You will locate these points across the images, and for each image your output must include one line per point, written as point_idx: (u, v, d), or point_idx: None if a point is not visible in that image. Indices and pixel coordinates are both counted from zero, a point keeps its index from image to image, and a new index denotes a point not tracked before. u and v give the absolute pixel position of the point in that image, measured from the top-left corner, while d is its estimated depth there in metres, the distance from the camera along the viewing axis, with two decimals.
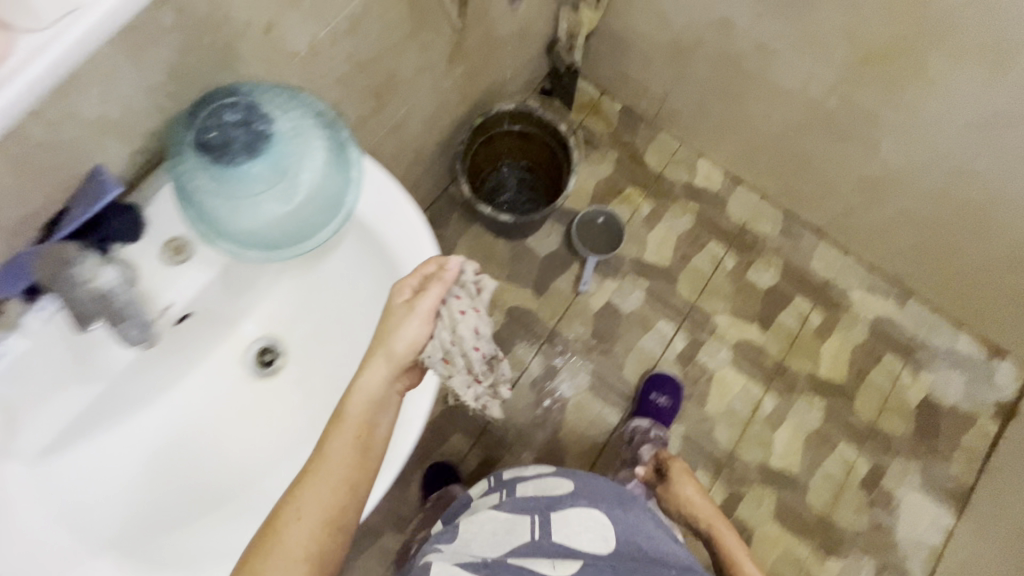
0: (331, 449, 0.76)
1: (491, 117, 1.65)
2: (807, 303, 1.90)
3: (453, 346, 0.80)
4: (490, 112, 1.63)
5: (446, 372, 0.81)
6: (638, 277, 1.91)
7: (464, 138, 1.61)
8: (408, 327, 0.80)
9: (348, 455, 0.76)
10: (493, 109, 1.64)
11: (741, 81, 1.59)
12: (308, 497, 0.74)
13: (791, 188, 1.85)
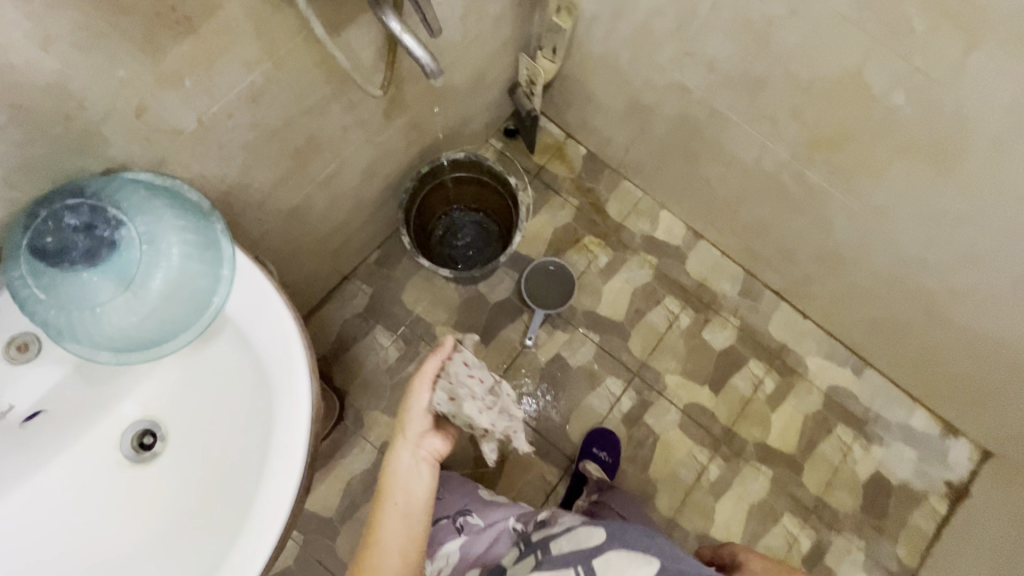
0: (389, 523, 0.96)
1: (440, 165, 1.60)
2: (761, 367, 1.86)
3: (454, 385, 1.02)
4: (438, 160, 1.58)
5: (455, 408, 1.00)
6: (590, 331, 1.86)
7: (409, 186, 1.56)
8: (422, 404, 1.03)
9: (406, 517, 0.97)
10: (442, 157, 1.59)
11: (698, 144, 1.54)
12: (381, 568, 0.93)
13: (751, 249, 1.80)
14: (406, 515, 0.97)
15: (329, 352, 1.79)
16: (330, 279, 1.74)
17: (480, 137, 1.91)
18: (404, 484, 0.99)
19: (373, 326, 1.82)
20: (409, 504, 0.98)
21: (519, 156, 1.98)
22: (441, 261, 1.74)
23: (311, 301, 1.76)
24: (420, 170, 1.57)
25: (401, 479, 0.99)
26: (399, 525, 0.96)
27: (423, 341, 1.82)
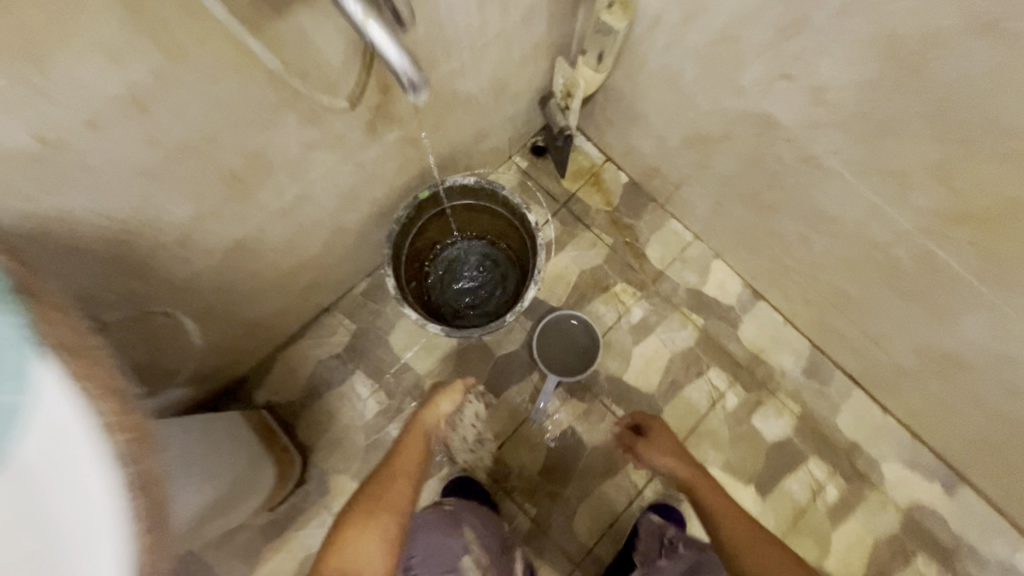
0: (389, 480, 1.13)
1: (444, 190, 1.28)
2: (823, 469, 1.49)
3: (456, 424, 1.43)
4: (442, 185, 1.27)
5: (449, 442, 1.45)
6: (612, 401, 1.52)
7: (403, 217, 1.25)
8: (446, 401, 1.27)
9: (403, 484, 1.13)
10: (447, 181, 1.27)
11: (773, 191, 1.19)
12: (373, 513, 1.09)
13: (824, 323, 1.44)
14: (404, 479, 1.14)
15: (298, 400, 1.50)
16: (305, 313, 1.46)
17: (501, 155, 1.60)
18: (411, 454, 1.18)
19: (352, 371, 1.52)
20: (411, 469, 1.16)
21: (547, 181, 1.66)
22: (440, 301, 1.43)
23: (282, 335, 1.48)
24: (418, 196, 1.25)
25: (410, 445, 1.20)
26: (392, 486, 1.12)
27: (409, 395, 1.51)
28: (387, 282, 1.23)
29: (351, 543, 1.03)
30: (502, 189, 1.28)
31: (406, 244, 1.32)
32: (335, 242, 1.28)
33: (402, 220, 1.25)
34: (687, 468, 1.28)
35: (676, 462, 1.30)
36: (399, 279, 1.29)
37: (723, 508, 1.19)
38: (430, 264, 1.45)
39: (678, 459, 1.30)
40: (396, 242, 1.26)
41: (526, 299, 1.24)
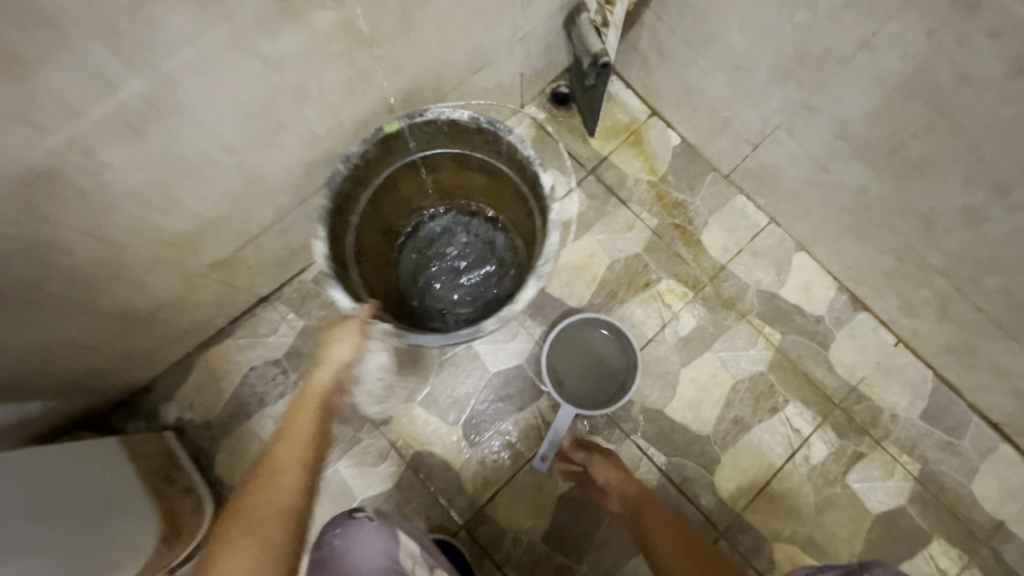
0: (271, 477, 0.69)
1: (423, 126, 0.87)
2: (949, 556, 1.04)
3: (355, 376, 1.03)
4: (420, 115, 0.85)
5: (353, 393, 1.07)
6: (649, 443, 1.09)
7: (358, 159, 0.84)
8: (346, 346, 0.80)
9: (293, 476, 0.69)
10: (428, 110, 0.85)
11: (930, 139, 0.76)
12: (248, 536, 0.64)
13: (966, 348, 0.99)
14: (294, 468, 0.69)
15: (219, 419, 1.11)
16: (232, 301, 1.06)
17: (510, 98, 1.18)
18: (298, 428, 0.74)
19: (295, 383, 1.12)
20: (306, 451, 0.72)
21: (570, 139, 1.24)
22: (412, 291, 1.04)
23: (201, 331, 1.09)
24: (384, 129, 0.85)
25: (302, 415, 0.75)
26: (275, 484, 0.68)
27: (369, 420, 1.11)
28: (315, 247, 0.82)
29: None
30: (508, 133, 0.85)
31: (361, 201, 0.91)
32: (257, 199, 0.87)
33: (353, 162, 0.84)
34: (625, 481, 0.98)
35: (616, 474, 0.99)
36: (340, 249, 0.87)
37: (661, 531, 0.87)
38: (406, 240, 1.05)
39: (616, 472, 0.99)
40: (340, 194, 0.85)
41: (521, 300, 0.81)
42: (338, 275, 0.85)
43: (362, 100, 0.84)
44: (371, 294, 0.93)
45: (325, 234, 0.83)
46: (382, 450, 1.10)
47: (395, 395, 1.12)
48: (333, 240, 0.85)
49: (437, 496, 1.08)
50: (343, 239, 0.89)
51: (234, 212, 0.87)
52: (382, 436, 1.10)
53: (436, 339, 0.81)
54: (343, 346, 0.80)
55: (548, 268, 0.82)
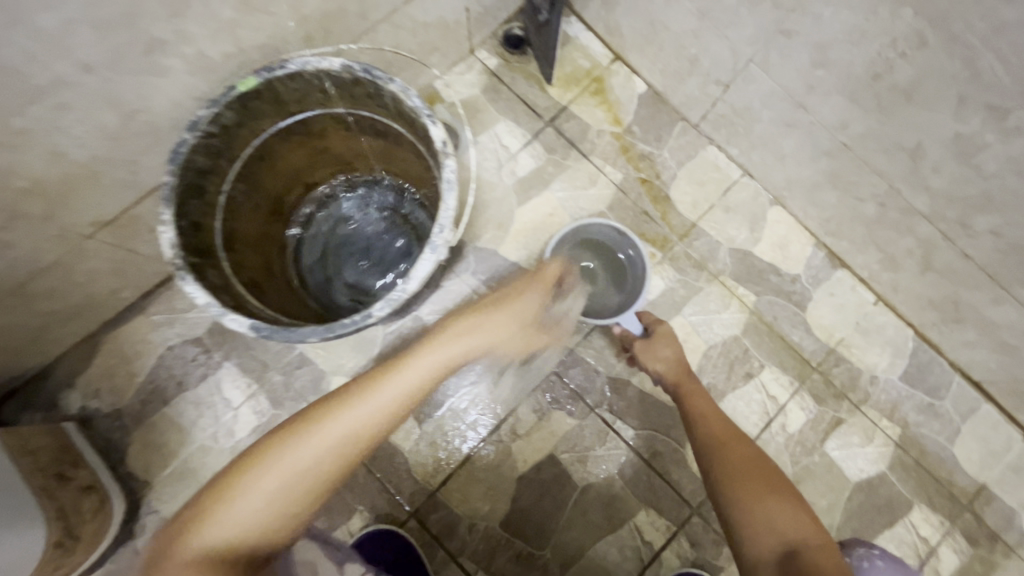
0: (321, 428, 0.66)
1: (287, 80, 0.72)
2: (931, 523, 0.99)
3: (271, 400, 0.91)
4: (280, 66, 0.70)
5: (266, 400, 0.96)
6: (615, 416, 1.00)
7: (213, 126, 0.70)
8: (491, 333, 0.80)
9: (342, 450, 0.66)
10: (290, 60, 0.70)
11: (919, 59, 0.67)
12: (233, 510, 0.63)
13: (949, 301, 0.93)
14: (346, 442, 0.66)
15: (131, 407, 0.98)
16: (136, 271, 0.92)
17: (456, 39, 1.05)
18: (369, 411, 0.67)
19: (218, 363, 0.99)
20: (380, 417, 0.67)
21: (526, 86, 1.11)
22: (315, 273, 0.95)
23: (104, 307, 0.94)
24: (236, 84, 0.69)
25: (408, 375, 0.70)
26: (310, 449, 0.66)
27: (305, 401, 0.99)
28: (160, 234, 0.66)
29: (235, 513, 0.63)
30: (387, 82, 0.71)
31: (228, 174, 0.77)
32: (146, 143, 0.73)
33: (201, 130, 0.69)
34: (683, 368, 0.86)
35: (674, 356, 0.87)
36: (202, 232, 0.73)
37: (723, 425, 0.78)
38: (307, 218, 0.94)
39: (679, 357, 0.87)
40: (192, 170, 0.70)
41: (415, 278, 0.67)
42: (195, 265, 0.70)
43: (266, 20, 0.70)
44: (257, 287, 0.81)
45: (173, 217, 0.67)
46: None
47: (333, 374, 1.00)
48: (189, 223, 0.71)
49: (383, 483, 0.97)
50: (212, 226, 0.76)
51: (115, 159, 0.73)
52: None
53: (314, 333, 0.65)
54: (500, 327, 0.80)
55: (446, 239, 0.68)
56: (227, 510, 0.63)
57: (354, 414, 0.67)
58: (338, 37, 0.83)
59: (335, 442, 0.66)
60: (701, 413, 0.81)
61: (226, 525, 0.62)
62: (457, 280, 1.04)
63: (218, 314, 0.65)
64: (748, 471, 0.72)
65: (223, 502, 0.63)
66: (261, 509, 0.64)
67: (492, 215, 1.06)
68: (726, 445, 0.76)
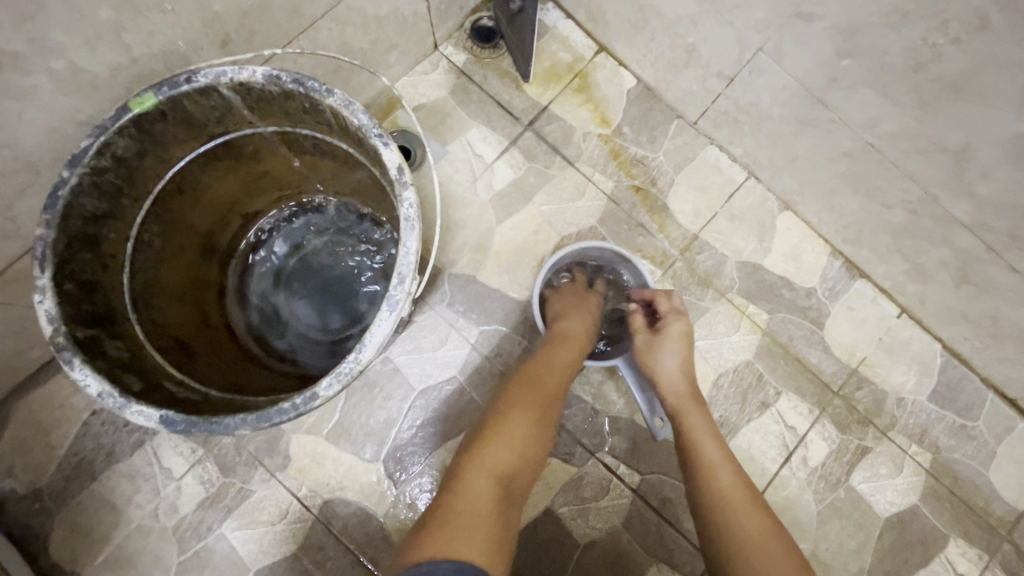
0: (545, 373, 0.73)
1: (197, 97, 0.57)
2: (968, 558, 0.89)
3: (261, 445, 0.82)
4: (185, 80, 0.55)
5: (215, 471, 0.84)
6: (619, 461, 0.88)
7: (102, 160, 0.55)
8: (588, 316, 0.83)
9: (553, 400, 0.71)
10: (199, 72, 0.56)
11: (974, 44, 0.56)
12: (501, 446, 0.63)
13: (986, 316, 0.82)
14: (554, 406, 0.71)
15: (52, 486, 0.82)
16: (43, 328, 0.76)
17: (416, 34, 0.90)
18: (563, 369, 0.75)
19: (156, 427, 0.85)
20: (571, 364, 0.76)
21: (499, 85, 0.97)
22: (265, 317, 0.79)
23: (8, 371, 0.79)
24: (129, 104, 0.54)
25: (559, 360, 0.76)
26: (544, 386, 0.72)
27: (260, 466, 0.85)
28: (37, 306, 0.52)
29: (500, 454, 0.63)
30: (325, 94, 0.56)
31: (135, 216, 0.62)
32: (20, 182, 0.59)
33: (87, 166, 0.54)
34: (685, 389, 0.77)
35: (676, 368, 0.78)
36: (99, 294, 0.59)
37: (724, 470, 0.69)
38: (252, 251, 0.79)
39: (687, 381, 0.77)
40: (78, 217, 0.56)
41: (370, 344, 0.53)
42: (88, 340, 0.55)
43: (160, 21, 0.55)
44: (183, 349, 0.67)
45: (53, 281, 0.53)
46: (281, 504, 0.84)
47: (292, 431, 0.86)
48: (79, 284, 0.56)
49: (357, 555, 0.84)
50: (115, 282, 0.61)
51: None
52: (280, 486, 0.85)
53: (245, 423, 0.52)
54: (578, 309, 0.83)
55: (407, 291, 0.55)
56: (490, 448, 0.63)
57: (552, 370, 0.74)
58: (266, 38, 0.68)
59: (550, 382, 0.72)
60: (708, 468, 0.69)
61: (493, 455, 0.63)
62: (432, 315, 0.90)
63: (119, 406, 0.52)
64: (752, 543, 0.62)
65: (488, 437, 0.64)
66: (522, 439, 0.65)
67: (469, 236, 0.93)
68: (726, 509, 0.65)
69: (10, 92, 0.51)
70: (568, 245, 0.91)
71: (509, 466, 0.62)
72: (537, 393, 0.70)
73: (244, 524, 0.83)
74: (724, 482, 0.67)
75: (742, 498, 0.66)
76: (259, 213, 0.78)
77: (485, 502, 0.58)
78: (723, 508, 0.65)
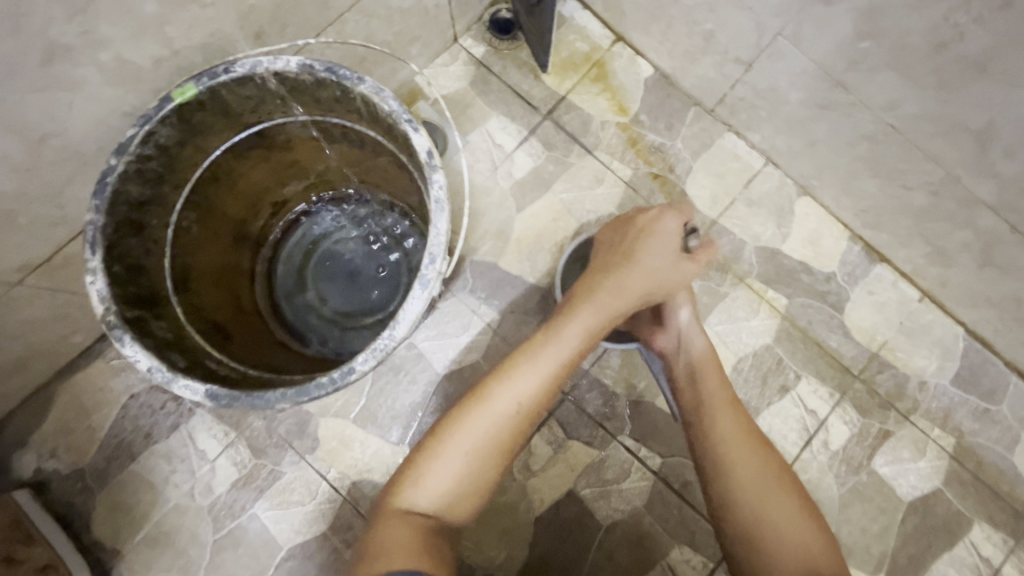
0: (495, 406, 0.65)
1: (234, 87, 0.60)
2: (993, 542, 0.89)
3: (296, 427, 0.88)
4: (223, 70, 0.58)
5: (248, 453, 0.87)
6: (640, 443, 0.90)
7: (146, 148, 0.58)
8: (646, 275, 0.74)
9: (502, 438, 0.64)
10: (237, 62, 0.58)
11: (999, 23, 0.56)
12: (434, 469, 0.62)
13: (1010, 298, 0.82)
14: (507, 419, 0.65)
15: (93, 466, 0.85)
16: (85, 314, 0.79)
17: (437, 26, 0.92)
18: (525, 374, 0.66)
19: (190, 410, 0.88)
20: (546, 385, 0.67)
21: (518, 76, 0.99)
22: (295, 303, 0.82)
23: (52, 356, 0.82)
24: (172, 95, 0.57)
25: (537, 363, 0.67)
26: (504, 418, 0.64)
27: (290, 448, 0.88)
28: (89, 286, 0.55)
29: (434, 478, 0.62)
30: (357, 82, 0.58)
31: (175, 203, 0.65)
32: (68, 171, 0.62)
33: (133, 153, 0.57)
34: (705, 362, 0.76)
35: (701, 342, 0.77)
36: (143, 276, 0.61)
37: (732, 428, 0.70)
38: (281, 239, 0.81)
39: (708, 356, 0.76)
40: (124, 203, 0.58)
41: (402, 322, 0.55)
42: (135, 320, 0.58)
43: (200, 14, 0.58)
44: (220, 332, 0.69)
45: (103, 263, 0.55)
46: (311, 485, 0.87)
47: (321, 415, 0.88)
48: (125, 267, 0.59)
49: None
50: (157, 266, 0.64)
51: (37, 193, 0.61)
52: (309, 468, 0.87)
53: (285, 397, 0.54)
54: (643, 268, 0.74)
55: (438, 271, 0.56)
56: (428, 470, 0.63)
57: (517, 382, 0.66)
58: (296, 30, 0.70)
59: (507, 413, 0.65)
60: (723, 440, 0.69)
61: (427, 484, 0.63)
62: (455, 301, 0.92)
63: (167, 380, 0.54)
64: (763, 513, 0.64)
65: (419, 458, 0.63)
66: (458, 460, 0.63)
67: (489, 224, 0.94)
68: (738, 479, 0.66)
69: (62, 83, 0.54)
70: (586, 234, 0.92)
71: (447, 489, 0.62)
72: (489, 407, 0.64)
73: (276, 505, 0.86)
74: (739, 453, 0.68)
75: (751, 453, 0.68)
76: (288, 201, 0.80)
77: (410, 528, 0.60)
78: (737, 478, 0.66)
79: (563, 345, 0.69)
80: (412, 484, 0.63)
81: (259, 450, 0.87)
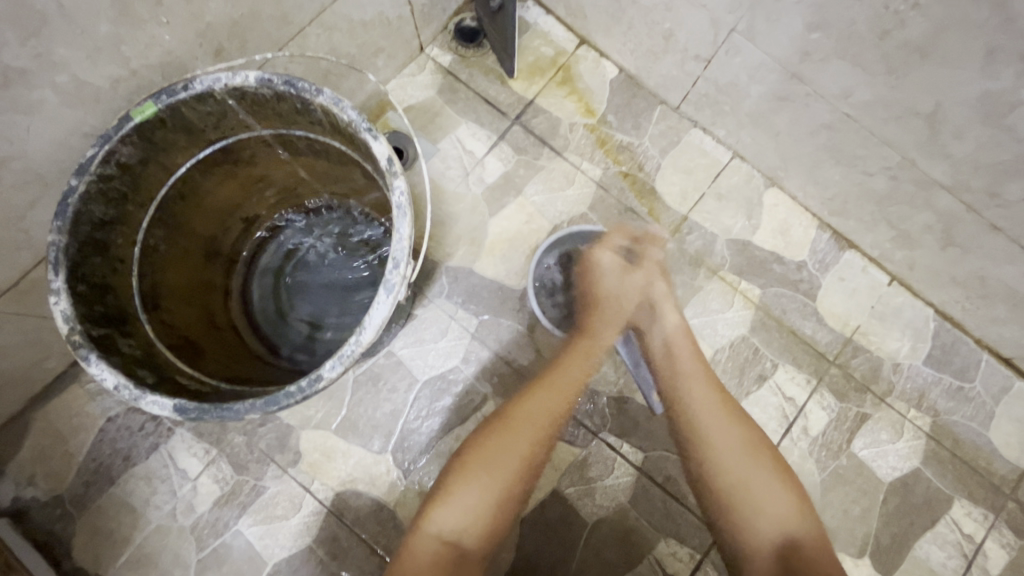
0: (519, 426, 0.74)
1: (194, 104, 0.60)
2: (973, 518, 0.90)
3: (279, 445, 0.88)
4: (182, 88, 0.58)
5: (230, 469, 0.87)
6: (622, 440, 0.90)
7: (107, 168, 0.58)
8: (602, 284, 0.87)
9: (524, 447, 0.73)
10: (196, 80, 0.59)
11: (935, 8, 0.58)
12: (457, 493, 0.69)
13: (974, 277, 0.84)
14: (527, 445, 0.73)
15: (72, 491, 0.84)
16: (57, 337, 0.79)
17: (402, 37, 0.93)
18: (540, 397, 0.77)
19: (169, 430, 0.87)
20: (562, 402, 0.78)
21: (485, 83, 1.00)
22: (269, 315, 0.82)
23: (26, 382, 0.82)
24: (131, 114, 0.57)
25: (557, 386, 0.79)
26: (520, 427, 0.74)
27: (272, 462, 0.87)
28: (52, 307, 0.55)
29: (463, 502, 0.69)
30: (315, 94, 0.59)
31: (141, 221, 0.65)
32: (31, 193, 0.62)
33: (94, 173, 0.57)
34: (703, 394, 0.78)
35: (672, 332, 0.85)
36: (110, 295, 0.62)
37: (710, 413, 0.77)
38: (253, 255, 0.82)
39: (696, 372, 0.80)
40: (88, 223, 0.59)
41: (369, 327, 0.56)
42: (102, 338, 0.58)
43: (157, 32, 0.59)
44: (194, 347, 0.70)
45: (67, 284, 0.56)
46: (294, 499, 0.86)
47: (302, 428, 0.88)
48: (90, 287, 0.59)
49: (371, 545, 0.86)
50: (125, 285, 0.64)
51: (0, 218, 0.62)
52: (292, 481, 0.87)
53: (254, 408, 0.55)
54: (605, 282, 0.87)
55: (403, 275, 0.57)
56: (452, 502, 0.69)
57: (538, 406, 0.76)
58: (256, 45, 0.71)
59: (529, 426, 0.74)
60: (723, 468, 0.73)
61: (450, 517, 0.68)
62: (432, 307, 0.93)
63: (134, 397, 0.55)
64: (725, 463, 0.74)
65: (444, 492, 0.70)
66: (484, 491, 0.70)
67: (463, 229, 0.95)
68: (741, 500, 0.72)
69: (18, 106, 0.54)
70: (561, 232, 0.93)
71: (463, 523, 0.68)
72: (514, 436, 0.73)
73: (259, 520, 0.86)
74: (715, 436, 0.75)
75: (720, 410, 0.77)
76: (261, 217, 0.81)
77: (432, 560, 0.66)
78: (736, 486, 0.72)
79: (574, 368, 0.81)
80: (433, 513, 0.69)
81: (240, 467, 0.87)
